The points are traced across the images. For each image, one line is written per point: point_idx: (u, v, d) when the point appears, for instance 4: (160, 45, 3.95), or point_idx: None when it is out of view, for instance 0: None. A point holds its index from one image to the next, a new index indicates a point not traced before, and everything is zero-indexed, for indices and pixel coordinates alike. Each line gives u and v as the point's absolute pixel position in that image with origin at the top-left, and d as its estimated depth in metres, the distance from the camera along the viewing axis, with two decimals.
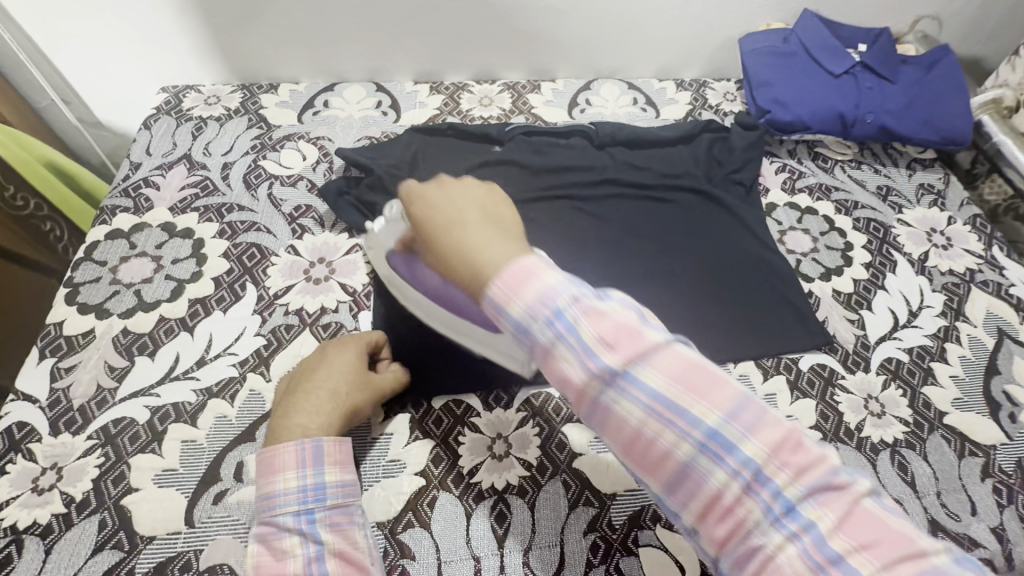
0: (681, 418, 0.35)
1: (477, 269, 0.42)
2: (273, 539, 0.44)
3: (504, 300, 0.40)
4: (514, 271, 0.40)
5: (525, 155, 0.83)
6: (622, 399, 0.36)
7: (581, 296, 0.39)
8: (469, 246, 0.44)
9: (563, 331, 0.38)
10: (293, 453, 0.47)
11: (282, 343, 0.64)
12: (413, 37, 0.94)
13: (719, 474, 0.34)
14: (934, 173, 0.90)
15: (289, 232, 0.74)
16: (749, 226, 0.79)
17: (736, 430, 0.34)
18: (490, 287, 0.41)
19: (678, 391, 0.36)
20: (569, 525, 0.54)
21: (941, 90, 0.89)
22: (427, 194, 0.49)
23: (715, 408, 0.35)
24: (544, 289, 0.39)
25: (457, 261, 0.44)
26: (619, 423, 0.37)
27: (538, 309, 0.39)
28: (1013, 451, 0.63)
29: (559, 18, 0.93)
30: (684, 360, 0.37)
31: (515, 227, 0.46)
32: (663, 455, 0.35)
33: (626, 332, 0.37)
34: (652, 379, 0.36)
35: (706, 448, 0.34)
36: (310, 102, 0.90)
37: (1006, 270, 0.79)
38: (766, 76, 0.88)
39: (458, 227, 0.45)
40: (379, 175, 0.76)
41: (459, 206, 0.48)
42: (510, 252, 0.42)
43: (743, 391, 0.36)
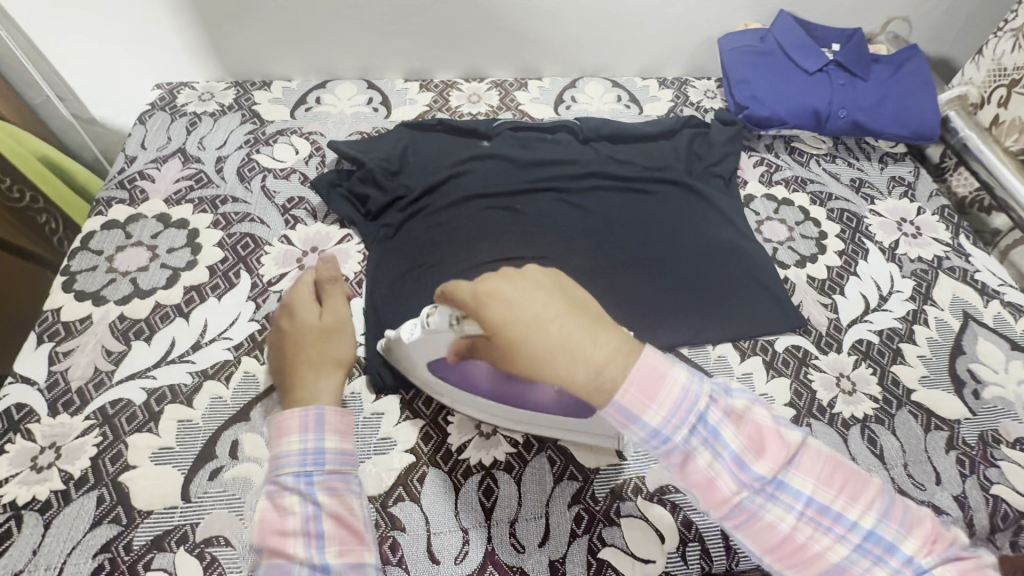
0: (834, 521, 0.37)
1: (594, 369, 0.38)
2: (275, 499, 0.46)
3: (643, 411, 0.39)
4: (645, 374, 0.40)
5: (512, 149, 0.86)
6: (772, 503, 0.38)
7: (721, 401, 0.41)
8: (577, 346, 0.38)
9: (711, 440, 0.39)
10: (296, 419, 0.49)
11: None
12: (403, 36, 0.96)
13: (876, 572, 0.36)
14: (904, 167, 0.94)
15: (282, 222, 0.76)
16: (727, 216, 0.82)
17: (886, 526, 0.37)
18: (618, 394, 0.39)
19: (825, 493, 0.38)
20: (554, 498, 0.57)
21: (911, 86, 0.92)
22: (500, 289, 0.39)
23: (864, 507, 0.38)
24: (686, 395, 0.40)
25: (562, 363, 0.38)
26: (768, 528, 0.38)
27: (683, 417, 0.39)
28: (976, 425, 0.66)
29: (545, 18, 0.97)
30: (824, 460, 0.40)
31: (599, 310, 0.41)
32: (818, 557, 0.37)
33: (770, 437, 0.40)
34: (801, 482, 0.39)
35: (864, 548, 0.37)
36: (302, 98, 0.92)
37: (972, 257, 0.83)
38: (743, 74, 0.92)
39: (552, 326, 0.38)
40: (371, 168, 0.79)
41: (542, 298, 0.39)
42: (621, 352, 0.39)
43: (883, 488, 0.39)
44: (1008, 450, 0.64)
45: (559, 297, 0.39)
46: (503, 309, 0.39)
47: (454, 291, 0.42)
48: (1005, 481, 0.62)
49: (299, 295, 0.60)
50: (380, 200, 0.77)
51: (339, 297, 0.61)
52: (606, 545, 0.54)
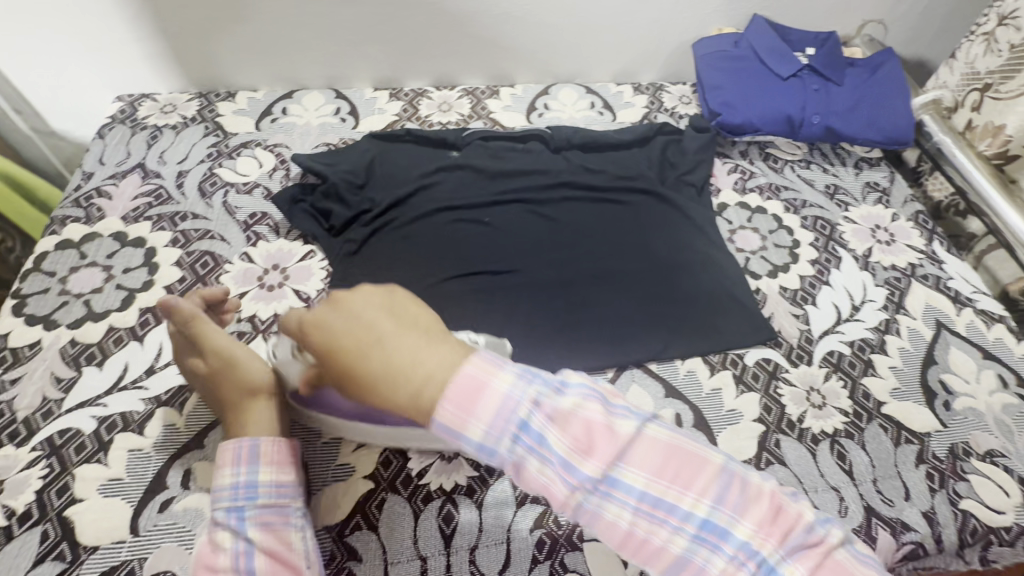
0: (666, 510, 0.37)
1: (415, 393, 0.39)
2: (209, 534, 0.46)
3: (460, 425, 0.39)
4: (462, 388, 0.39)
5: (481, 160, 0.85)
6: (609, 503, 0.38)
7: (543, 401, 0.39)
8: (397, 364, 0.39)
9: (536, 446, 0.39)
10: (231, 451, 0.49)
11: None
12: (371, 45, 0.94)
13: (715, 560, 0.36)
14: (879, 172, 0.93)
15: (243, 239, 0.74)
16: (698, 226, 0.81)
17: (720, 512, 0.37)
18: (436, 413, 0.38)
19: (661, 485, 0.38)
20: (516, 523, 0.55)
21: (886, 90, 0.91)
22: (321, 316, 0.42)
23: (700, 495, 0.38)
24: (504, 401, 0.39)
25: (385, 388, 0.39)
26: (609, 526, 0.38)
27: (505, 427, 0.39)
28: (946, 438, 0.65)
29: (516, 24, 0.95)
30: (656, 447, 0.39)
31: (425, 329, 0.41)
32: (659, 548, 0.37)
33: (598, 434, 0.39)
34: (634, 478, 0.38)
35: (701, 538, 0.37)
36: (267, 109, 0.91)
37: (945, 264, 0.82)
38: (718, 80, 0.91)
39: (373, 345, 0.40)
40: (334, 183, 0.78)
41: (367, 320, 0.41)
42: (445, 361, 0.39)
43: (718, 469, 0.39)
44: (978, 462, 0.64)
45: (381, 317, 0.41)
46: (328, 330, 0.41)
47: (287, 321, 0.45)
48: (975, 496, 0.61)
49: (178, 344, 0.57)
50: (344, 214, 0.76)
51: (204, 322, 0.56)
52: (568, 571, 0.53)
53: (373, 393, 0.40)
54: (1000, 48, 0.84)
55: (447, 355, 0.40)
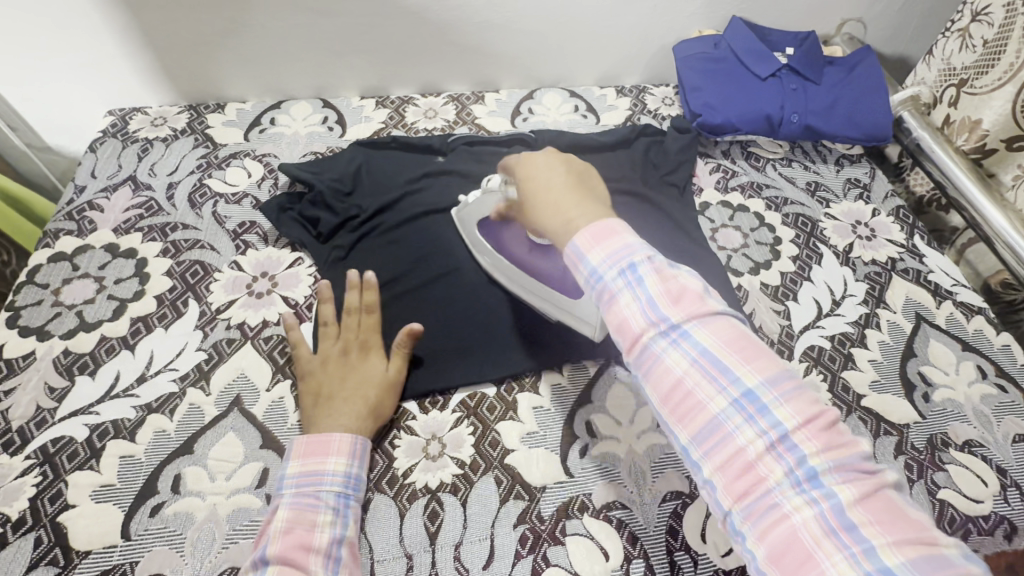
0: (723, 375, 0.41)
1: (564, 219, 0.52)
2: (308, 511, 0.51)
3: (587, 248, 0.47)
4: (601, 226, 0.48)
5: (466, 165, 0.86)
6: (672, 348, 0.42)
7: (656, 259, 0.46)
8: (561, 202, 0.53)
9: (633, 285, 0.45)
10: (350, 442, 0.56)
11: (222, 357, 0.66)
12: (357, 54, 0.96)
13: (746, 428, 0.39)
14: (860, 168, 0.94)
15: (232, 248, 0.76)
16: (680, 226, 0.82)
17: (772, 395, 0.40)
18: (575, 233, 0.49)
19: (725, 353, 0.42)
20: (500, 520, 0.57)
21: (865, 88, 0.93)
22: (533, 160, 0.60)
23: (759, 375, 0.41)
24: (626, 246, 0.46)
25: (547, 209, 0.54)
26: (663, 371, 0.42)
27: (616, 260, 0.46)
28: (925, 429, 0.66)
29: (498, 31, 0.96)
30: (735, 332, 0.43)
31: (597, 197, 0.55)
32: (699, 399, 0.41)
33: (689, 296, 0.44)
34: (704, 338, 0.42)
35: (740, 404, 0.40)
36: (256, 120, 0.92)
37: (925, 257, 0.83)
38: (697, 82, 0.92)
39: (552, 189, 0.55)
40: (321, 191, 0.79)
41: (556, 175, 0.57)
42: (595, 213, 0.51)
43: (785, 370, 0.41)
44: (956, 452, 0.65)
45: (570, 173, 0.58)
46: (527, 166, 0.60)
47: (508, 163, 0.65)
48: (952, 485, 0.62)
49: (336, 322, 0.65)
50: (331, 221, 0.77)
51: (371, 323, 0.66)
52: (551, 565, 0.54)
53: (540, 212, 0.55)
54: (975, 44, 0.85)
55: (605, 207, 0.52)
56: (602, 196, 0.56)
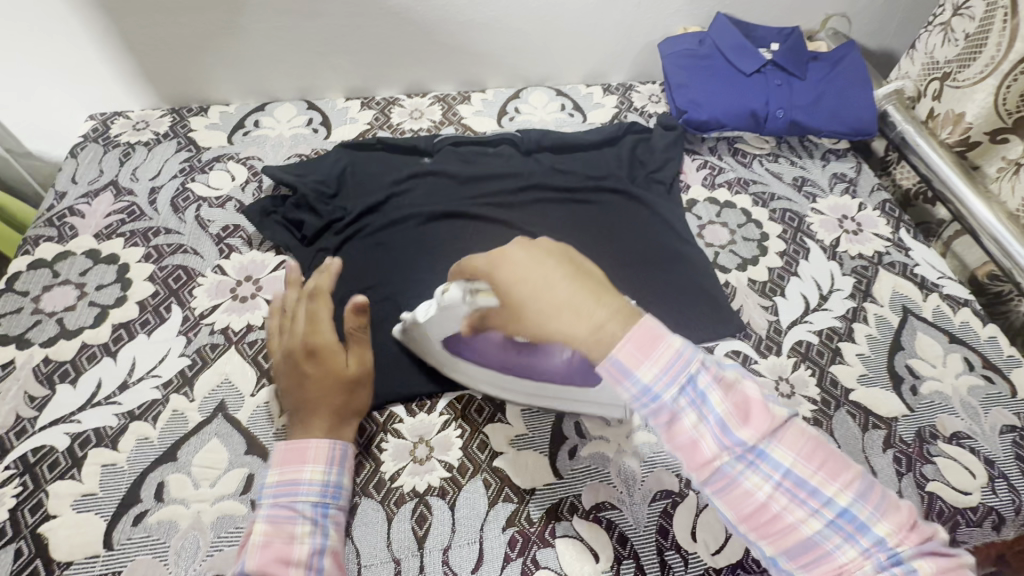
0: (811, 495, 0.38)
1: (596, 326, 0.41)
2: (285, 523, 0.50)
3: (635, 365, 0.40)
4: (643, 333, 0.41)
5: (452, 165, 0.86)
6: (754, 473, 0.39)
7: (713, 368, 0.41)
8: (581, 306, 0.41)
9: (699, 404, 0.40)
10: (326, 449, 0.54)
11: (206, 362, 0.65)
12: (341, 55, 0.95)
13: (847, 549, 0.37)
14: (847, 163, 0.95)
15: (216, 252, 0.75)
16: (668, 223, 0.82)
17: (860, 507, 0.38)
18: (614, 348, 0.41)
19: (807, 468, 0.39)
20: (488, 522, 0.56)
21: (849, 82, 0.93)
22: (512, 255, 0.44)
23: (844, 488, 0.39)
24: (679, 356, 0.41)
25: (564, 320, 0.41)
26: (745, 496, 0.39)
27: (673, 377, 0.40)
28: (913, 422, 0.66)
29: (483, 30, 0.96)
30: (809, 438, 0.40)
31: (604, 280, 0.44)
32: (791, 525, 0.38)
33: (756, 407, 0.40)
34: (783, 456, 0.39)
35: (836, 523, 0.38)
36: (240, 122, 0.92)
37: (912, 251, 0.84)
38: (682, 78, 0.92)
39: (556, 289, 0.42)
40: (305, 193, 0.79)
41: (552, 265, 0.42)
42: (621, 314, 0.42)
43: (860, 470, 0.40)
44: (945, 445, 0.65)
45: (565, 260, 0.43)
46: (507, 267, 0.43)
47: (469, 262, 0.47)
48: (941, 478, 0.62)
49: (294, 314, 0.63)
50: (316, 224, 0.77)
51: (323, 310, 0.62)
52: (540, 567, 0.54)
53: (553, 320, 0.42)
54: (957, 37, 0.85)
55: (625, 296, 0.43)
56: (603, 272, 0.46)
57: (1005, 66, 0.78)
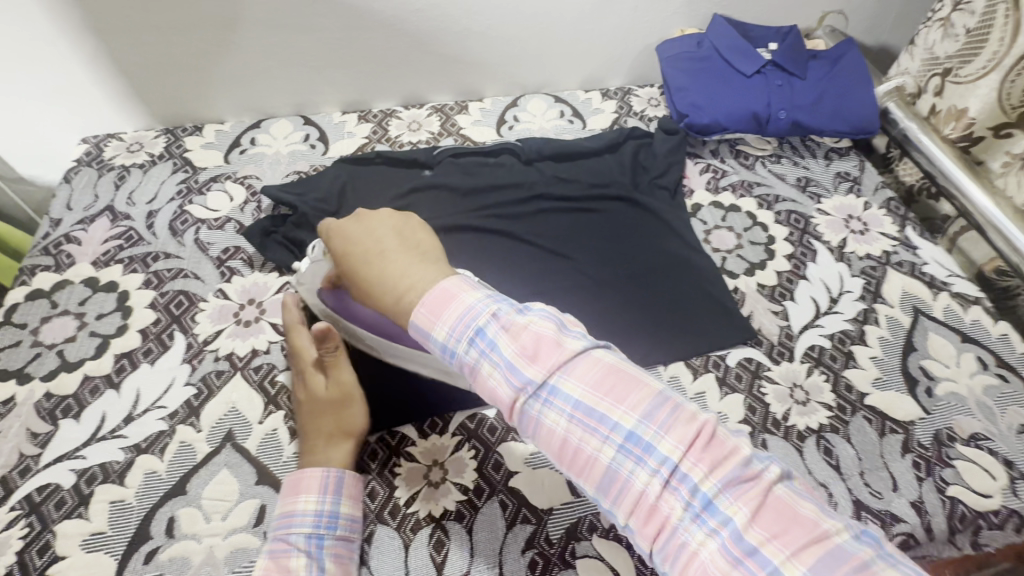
0: (601, 423, 0.40)
1: (398, 292, 0.49)
2: (280, 556, 0.50)
3: (430, 325, 0.46)
4: (438, 296, 0.47)
5: (453, 177, 0.85)
6: (547, 409, 0.42)
7: (502, 316, 0.45)
8: (390, 272, 0.51)
9: (489, 352, 0.44)
10: (318, 478, 0.54)
11: (212, 391, 0.64)
12: (336, 68, 0.94)
13: (640, 472, 0.39)
14: (850, 162, 0.94)
15: (217, 276, 0.74)
16: (674, 229, 0.81)
17: (648, 428, 0.39)
18: (412, 312, 0.47)
19: (596, 398, 0.41)
20: (507, 545, 0.55)
21: (849, 81, 0.92)
22: (346, 228, 0.57)
23: (631, 412, 0.40)
24: (467, 310, 0.45)
25: (378, 286, 0.51)
26: (549, 433, 0.42)
27: (462, 331, 0.45)
28: (930, 425, 0.66)
29: (479, 39, 0.95)
30: (600, 369, 0.42)
31: (428, 251, 0.54)
32: (590, 454, 0.40)
33: (547, 347, 0.43)
34: (572, 389, 0.41)
35: (626, 448, 0.39)
36: (236, 141, 0.90)
37: (919, 249, 0.83)
38: (683, 82, 0.92)
39: (377, 257, 0.52)
40: (305, 212, 0.78)
41: (376, 237, 0.54)
42: (427, 277, 0.49)
43: (653, 393, 0.41)
44: (963, 447, 0.64)
45: (393, 234, 0.54)
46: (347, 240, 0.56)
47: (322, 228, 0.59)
48: (962, 482, 0.62)
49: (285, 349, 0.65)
50: None
51: (297, 336, 0.62)
52: None
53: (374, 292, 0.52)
54: (957, 32, 0.84)
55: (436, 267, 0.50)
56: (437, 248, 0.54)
57: (1007, 62, 0.78)
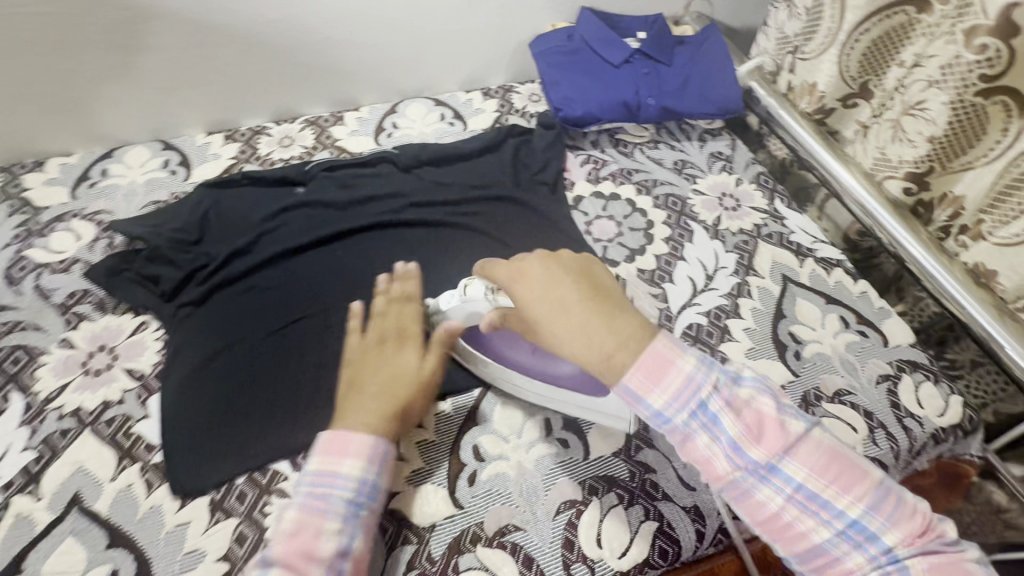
0: (820, 506, 0.44)
1: (604, 354, 0.48)
2: (315, 516, 0.48)
3: (647, 391, 0.47)
4: (653, 360, 0.48)
5: (328, 192, 0.82)
6: (766, 488, 0.45)
7: (724, 391, 0.47)
8: (588, 332, 0.49)
9: (709, 426, 0.46)
10: (369, 446, 0.52)
11: (55, 453, 0.58)
12: (192, 89, 0.88)
13: (853, 554, 0.43)
14: (722, 141, 0.98)
15: (61, 324, 0.67)
16: (555, 225, 0.82)
17: (870, 517, 0.43)
18: (625, 375, 0.48)
19: (818, 481, 0.44)
20: (387, 571, 0.54)
21: (713, 64, 0.95)
22: (524, 278, 0.53)
23: (853, 499, 0.44)
24: (691, 383, 0.47)
25: (577, 348, 0.49)
26: (759, 507, 0.45)
27: (685, 402, 0.47)
28: (799, 386, 0.69)
29: (343, 48, 0.92)
30: (821, 451, 0.45)
31: (619, 305, 0.51)
32: (802, 534, 0.44)
33: (769, 427, 0.46)
34: (795, 470, 0.45)
35: (844, 531, 0.43)
36: (84, 174, 0.83)
37: (787, 220, 0.87)
38: (555, 77, 0.92)
39: (567, 312, 0.50)
40: (158, 245, 0.72)
41: (556, 290, 0.51)
42: (636, 339, 0.48)
43: (875, 480, 0.45)
44: (829, 405, 0.68)
45: (578, 284, 0.52)
46: (524, 282, 0.53)
47: (489, 270, 0.57)
48: None
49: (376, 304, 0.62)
50: (175, 276, 0.70)
51: (408, 307, 0.63)
52: None
53: (566, 342, 0.49)
54: (799, 12, 0.89)
55: (635, 325, 0.49)
56: (618, 298, 0.53)
57: (841, 36, 0.82)
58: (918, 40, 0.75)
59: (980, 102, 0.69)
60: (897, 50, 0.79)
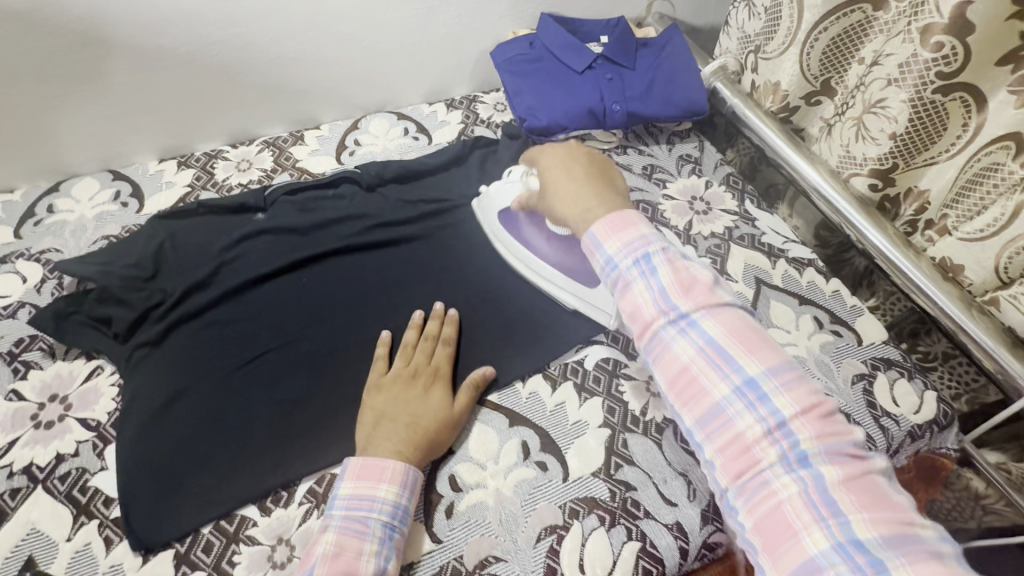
0: (726, 363, 0.45)
1: (583, 214, 0.58)
2: (355, 537, 0.51)
3: (607, 238, 0.53)
4: (620, 219, 0.54)
5: (290, 217, 0.79)
6: (681, 338, 0.47)
7: (670, 252, 0.51)
8: (579, 198, 0.60)
9: (647, 273, 0.50)
10: (402, 472, 0.55)
11: (6, 514, 0.55)
12: (141, 115, 0.84)
13: (746, 416, 0.43)
14: (690, 143, 0.97)
15: (9, 375, 0.64)
16: None
17: (771, 384, 0.44)
18: (594, 223, 0.55)
19: (732, 343, 0.46)
20: None
21: (675, 66, 0.94)
22: (553, 158, 0.67)
23: (760, 364, 0.45)
24: (643, 240, 0.52)
25: (568, 207, 0.61)
26: (672, 359, 0.47)
27: (634, 251, 0.51)
28: None
29: (298, 66, 0.89)
30: (742, 322, 0.47)
31: (615, 192, 0.62)
32: (704, 389, 0.45)
33: (699, 287, 0.49)
34: (712, 328, 0.47)
35: (742, 393, 0.44)
36: (30, 211, 0.79)
37: (757, 221, 0.87)
38: (518, 87, 0.90)
39: (572, 183, 0.62)
40: (109, 285, 0.69)
41: (572, 170, 0.64)
42: (615, 209, 0.56)
43: (789, 363, 0.45)
44: None
45: (588, 170, 0.64)
46: (552, 161, 0.66)
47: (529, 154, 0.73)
48: None
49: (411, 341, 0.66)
50: (128, 317, 0.67)
51: (441, 348, 0.66)
52: None
53: (562, 204, 0.61)
54: (759, 12, 0.89)
55: (618, 202, 0.59)
56: (618, 189, 0.63)
57: (800, 36, 0.82)
58: (875, 37, 0.76)
59: (940, 98, 0.69)
60: (856, 49, 0.79)
